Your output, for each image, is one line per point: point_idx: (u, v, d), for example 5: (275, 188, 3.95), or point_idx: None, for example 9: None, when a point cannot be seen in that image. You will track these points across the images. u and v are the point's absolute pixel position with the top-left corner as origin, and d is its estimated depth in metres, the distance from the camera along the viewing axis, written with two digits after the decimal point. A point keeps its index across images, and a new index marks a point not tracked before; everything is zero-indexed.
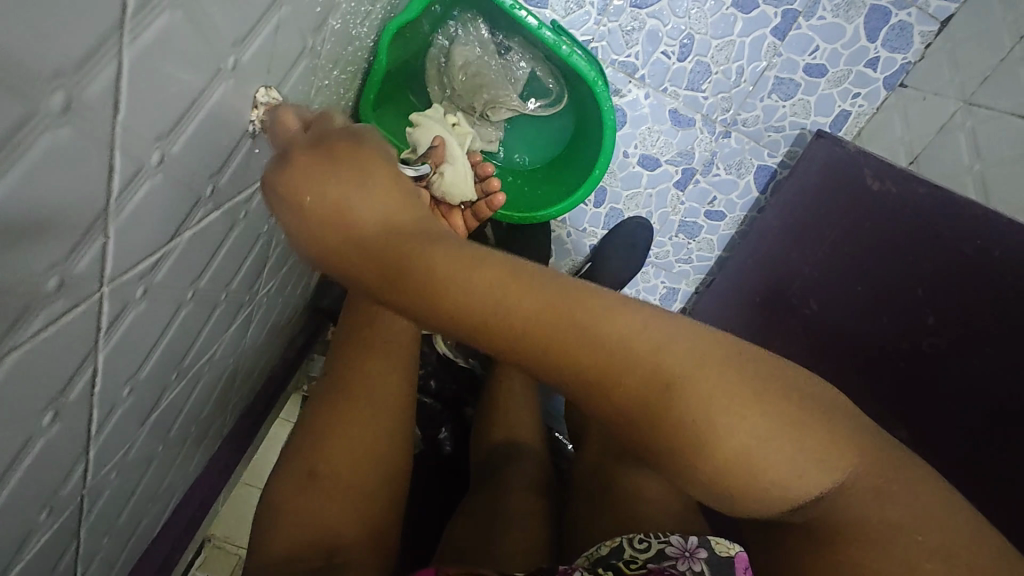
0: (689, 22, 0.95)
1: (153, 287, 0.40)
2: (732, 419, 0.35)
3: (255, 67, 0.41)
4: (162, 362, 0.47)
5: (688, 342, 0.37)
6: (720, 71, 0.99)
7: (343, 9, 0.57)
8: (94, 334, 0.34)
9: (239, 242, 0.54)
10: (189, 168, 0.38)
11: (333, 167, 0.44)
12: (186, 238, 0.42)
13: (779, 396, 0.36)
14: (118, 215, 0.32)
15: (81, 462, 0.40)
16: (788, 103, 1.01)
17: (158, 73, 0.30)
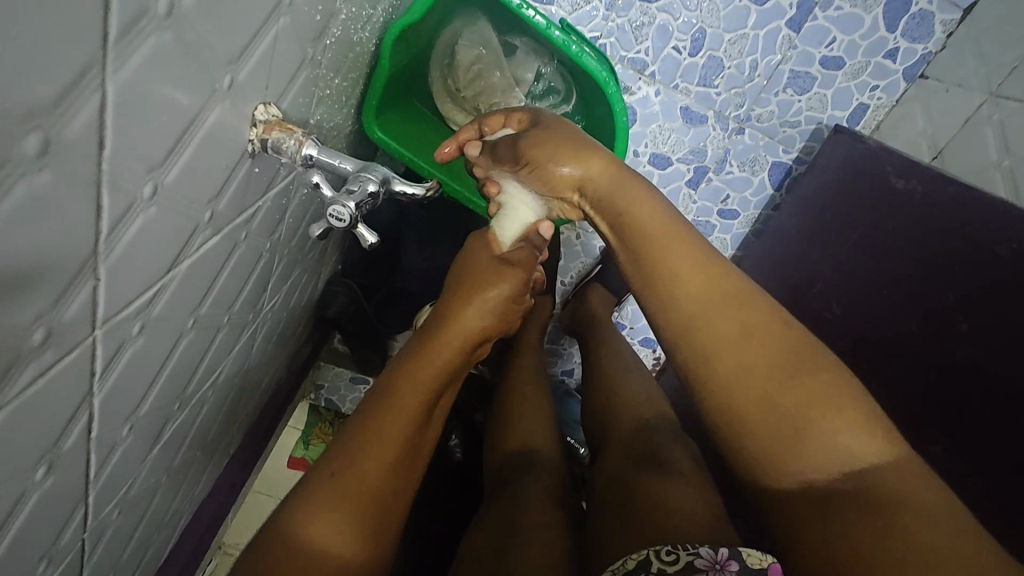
0: (701, 15, 0.91)
1: (151, 322, 0.37)
2: (750, 359, 0.48)
3: (253, 84, 0.39)
4: (164, 394, 0.45)
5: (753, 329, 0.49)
6: (733, 66, 0.96)
7: (344, 14, 0.54)
8: (89, 379, 0.32)
9: (242, 262, 0.52)
10: (186, 196, 0.36)
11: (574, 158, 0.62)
12: (185, 267, 0.39)
13: (799, 371, 0.46)
14: (108, 255, 0.29)
15: (81, 507, 0.38)
16: (804, 97, 0.98)
17: (150, 98, 0.28)
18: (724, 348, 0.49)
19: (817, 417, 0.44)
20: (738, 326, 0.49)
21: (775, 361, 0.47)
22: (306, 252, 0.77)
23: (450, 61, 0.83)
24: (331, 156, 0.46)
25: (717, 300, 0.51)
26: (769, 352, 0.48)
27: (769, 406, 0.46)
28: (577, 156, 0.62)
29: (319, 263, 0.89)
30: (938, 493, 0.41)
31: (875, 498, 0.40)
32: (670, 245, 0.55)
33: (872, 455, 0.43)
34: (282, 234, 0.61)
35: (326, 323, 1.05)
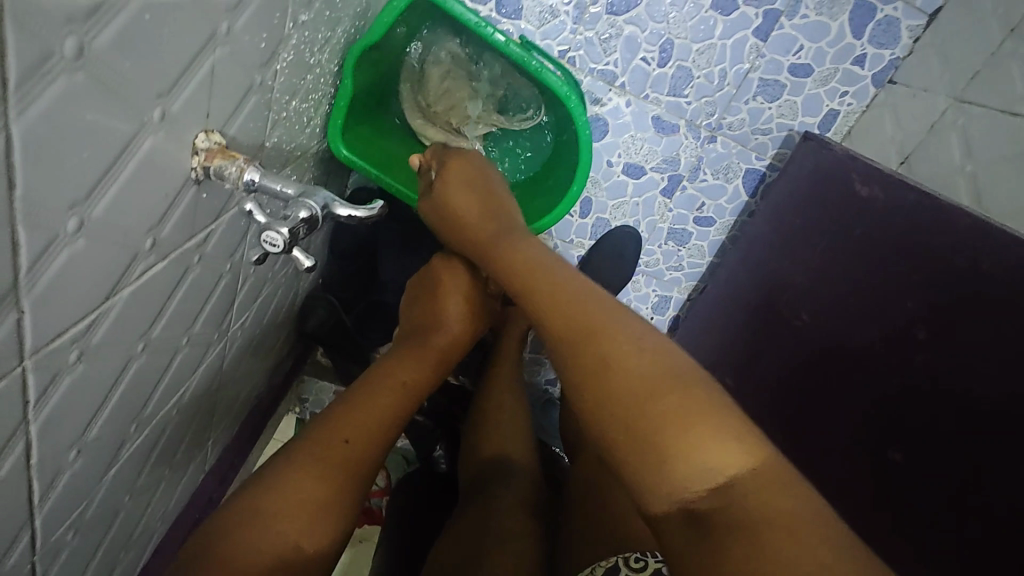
0: (668, 26, 0.92)
1: (91, 348, 0.38)
2: (609, 378, 0.47)
3: (190, 114, 0.40)
4: (116, 417, 0.46)
5: (614, 348, 0.49)
6: (702, 75, 0.96)
7: (296, 38, 0.55)
8: (22, 409, 0.33)
9: (198, 284, 0.53)
10: (121, 226, 0.37)
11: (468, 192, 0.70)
12: (127, 293, 0.40)
13: (661, 387, 0.45)
14: (31, 287, 0.30)
15: (26, 531, 0.39)
16: (774, 104, 0.98)
17: (66, 137, 0.29)
18: (593, 372, 0.48)
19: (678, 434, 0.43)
20: (604, 343, 0.49)
21: (629, 380, 0.46)
22: (276, 270, 0.78)
23: (418, 79, 0.84)
24: (277, 181, 0.46)
25: (584, 322, 0.52)
26: (623, 369, 0.47)
27: (630, 427, 0.45)
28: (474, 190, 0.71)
29: (294, 279, 0.90)
30: (804, 507, 0.39)
31: (735, 517, 0.39)
32: (541, 274, 0.59)
33: (734, 466, 0.41)
34: (244, 254, 0.62)
35: (306, 338, 1.05)
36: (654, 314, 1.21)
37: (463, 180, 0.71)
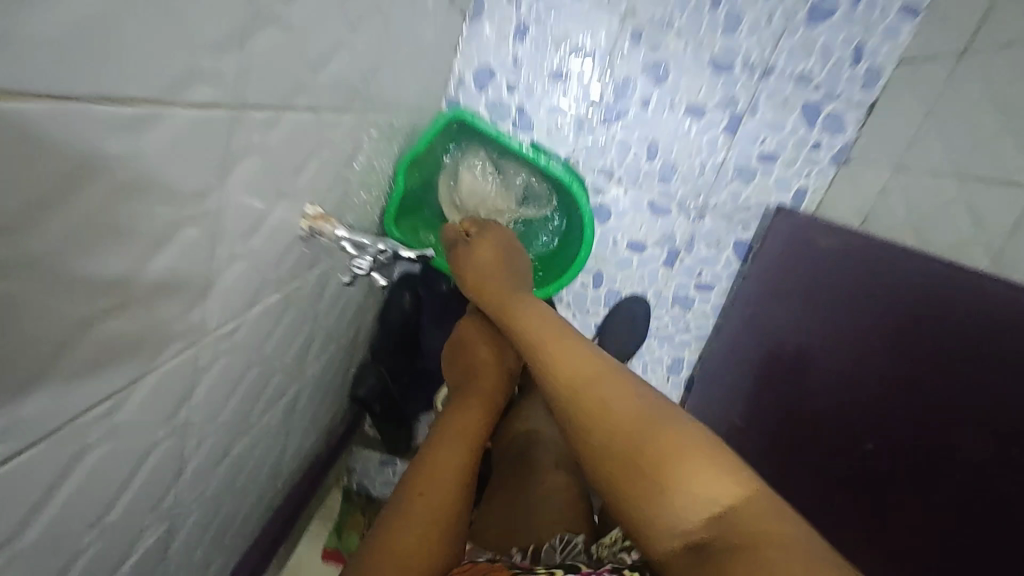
0: (651, 131, 1.15)
1: (232, 345, 0.55)
2: (610, 409, 0.52)
3: (305, 191, 0.60)
4: (232, 412, 0.61)
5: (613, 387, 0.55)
6: (685, 166, 1.17)
7: (368, 147, 0.77)
8: (193, 374, 0.49)
9: (291, 322, 0.70)
10: (260, 259, 0.55)
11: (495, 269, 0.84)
12: (255, 309, 0.58)
13: (652, 421, 0.50)
14: (216, 285, 0.48)
15: (173, 483, 0.54)
16: (750, 186, 1.17)
17: (248, 193, 0.49)
18: (590, 410, 0.53)
19: (671, 457, 0.47)
20: (595, 387, 0.55)
21: (615, 416, 0.51)
22: (340, 331, 0.95)
23: (451, 182, 1.06)
24: (357, 235, 0.65)
25: (584, 373, 0.57)
26: (618, 405, 0.52)
27: (624, 458, 0.49)
28: (498, 266, 0.84)
29: (352, 345, 1.07)
30: (786, 523, 0.42)
31: (737, 541, 0.41)
32: (549, 327, 0.67)
33: (723, 491, 0.44)
34: (321, 307, 0.79)
35: (357, 404, 1.19)
36: (670, 375, 1.32)
37: (491, 252, 0.85)
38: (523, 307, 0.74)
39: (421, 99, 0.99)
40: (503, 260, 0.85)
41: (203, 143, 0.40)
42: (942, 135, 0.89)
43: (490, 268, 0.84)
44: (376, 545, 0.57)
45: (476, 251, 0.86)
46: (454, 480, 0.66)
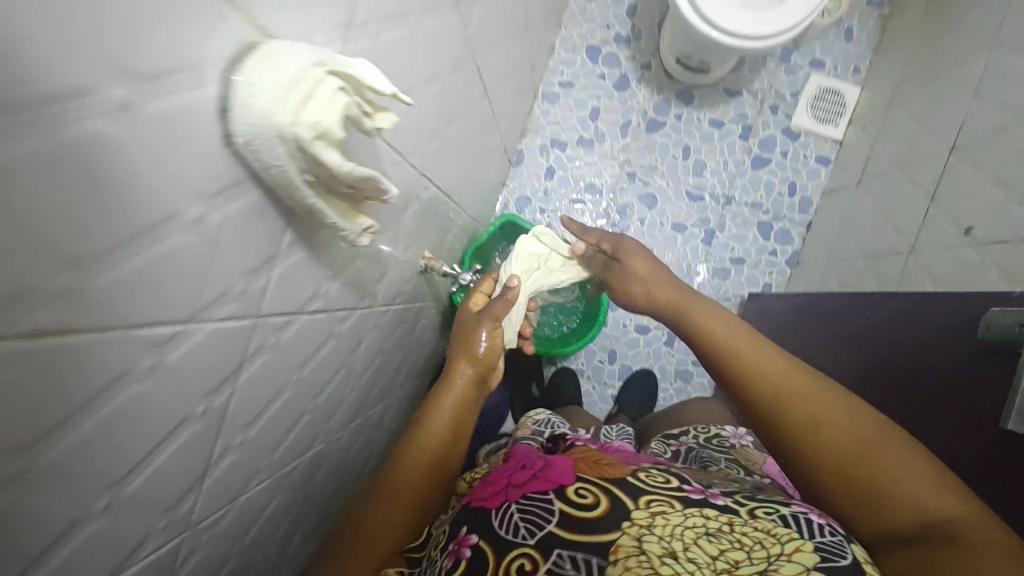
0: (647, 239, 1.53)
1: (377, 325, 0.85)
2: (830, 418, 0.57)
3: (424, 239, 0.95)
4: (363, 384, 0.88)
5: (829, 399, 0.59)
6: (675, 266, 1.52)
7: (451, 229, 1.14)
8: (363, 329, 0.79)
9: (398, 336, 0.99)
10: (399, 272, 0.88)
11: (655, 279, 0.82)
12: (390, 308, 0.88)
13: (874, 434, 0.55)
14: (384, 274, 0.80)
15: (333, 414, 0.79)
16: (728, 281, 1.51)
17: (405, 224, 0.83)
18: (804, 419, 0.58)
19: (869, 452, 0.54)
20: (794, 385, 0.61)
21: (838, 429, 0.56)
22: (412, 373, 1.22)
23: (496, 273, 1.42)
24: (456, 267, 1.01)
25: (790, 383, 0.61)
26: (840, 418, 0.57)
27: (845, 462, 0.55)
28: (657, 278, 0.82)
29: (413, 396, 1.31)
30: (1006, 536, 0.47)
31: (946, 536, 0.48)
32: (735, 335, 0.69)
33: (942, 505, 0.49)
34: (411, 338, 1.08)
35: None
36: None
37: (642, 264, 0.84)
38: (688, 307, 0.76)
39: (479, 211, 1.39)
40: (662, 275, 0.83)
41: (405, 185, 0.76)
42: (853, 232, 1.26)
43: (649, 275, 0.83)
44: (382, 504, 0.67)
45: (633, 270, 0.86)
46: (427, 457, 0.71)
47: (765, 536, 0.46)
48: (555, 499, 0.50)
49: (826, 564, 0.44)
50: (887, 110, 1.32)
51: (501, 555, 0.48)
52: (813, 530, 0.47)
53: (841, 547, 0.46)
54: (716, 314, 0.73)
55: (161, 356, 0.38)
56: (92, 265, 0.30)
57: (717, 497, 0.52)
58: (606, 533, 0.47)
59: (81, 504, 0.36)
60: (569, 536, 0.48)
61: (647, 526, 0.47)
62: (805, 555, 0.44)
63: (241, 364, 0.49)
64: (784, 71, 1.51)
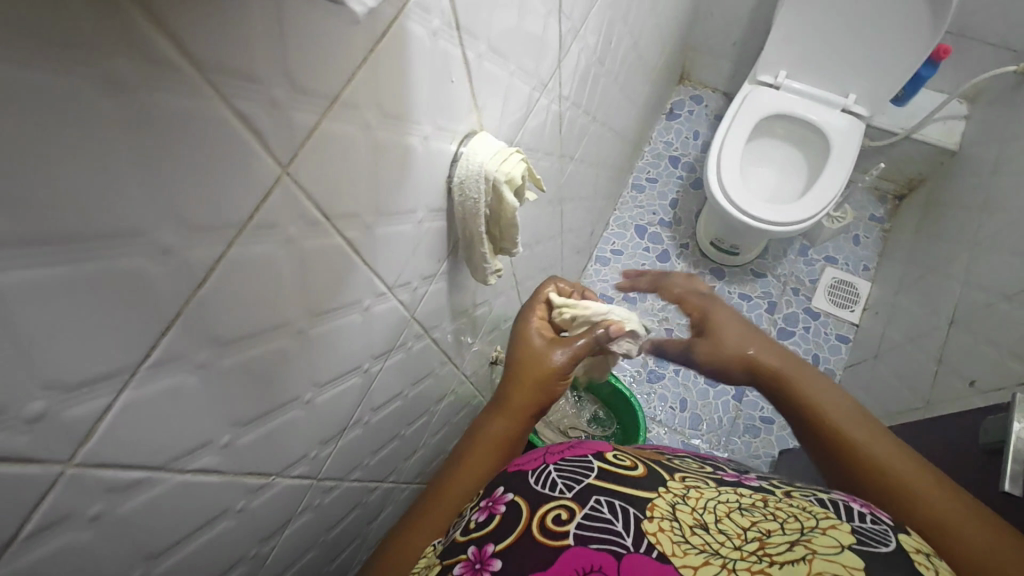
0: (682, 390, 1.68)
1: (455, 393, 0.99)
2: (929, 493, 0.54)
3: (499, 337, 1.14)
4: (430, 448, 0.99)
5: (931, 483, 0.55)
6: (708, 417, 1.63)
7: None
8: (447, 387, 0.94)
9: (462, 419, 1.11)
10: (478, 355, 1.05)
11: (763, 341, 0.77)
12: (465, 384, 1.03)
13: (984, 521, 0.50)
14: (470, 347, 0.98)
15: (409, 459, 0.89)
16: (758, 438, 1.60)
17: (492, 313, 1.03)
18: (904, 490, 0.55)
19: (971, 535, 0.49)
20: (895, 464, 0.58)
21: (940, 509, 0.52)
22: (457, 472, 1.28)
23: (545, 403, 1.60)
24: None
25: (895, 462, 0.58)
26: (944, 499, 0.53)
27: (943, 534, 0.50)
28: (764, 339, 0.77)
29: None
30: None
31: None
32: (840, 410, 0.66)
33: None
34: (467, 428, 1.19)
35: None
36: None
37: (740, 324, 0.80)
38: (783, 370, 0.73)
39: None
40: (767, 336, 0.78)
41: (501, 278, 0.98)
42: (875, 397, 1.38)
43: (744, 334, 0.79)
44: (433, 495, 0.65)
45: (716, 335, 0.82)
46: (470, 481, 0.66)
47: (802, 512, 0.46)
48: (594, 459, 0.57)
49: (863, 544, 0.41)
50: (895, 297, 1.54)
51: (538, 507, 0.51)
52: (854, 517, 0.46)
53: (887, 536, 0.43)
54: (817, 390, 0.70)
55: (372, 304, 0.56)
56: (379, 217, 0.50)
57: (754, 481, 0.55)
58: (644, 491, 0.51)
59: (301, 387, 0.50)
60: (607, 487, 0.52)
61: (681, 499, 0.50)
62: (840, 533, 0.42)
63: (393, 348, 0.65)
64: (803, 262, 1.79)
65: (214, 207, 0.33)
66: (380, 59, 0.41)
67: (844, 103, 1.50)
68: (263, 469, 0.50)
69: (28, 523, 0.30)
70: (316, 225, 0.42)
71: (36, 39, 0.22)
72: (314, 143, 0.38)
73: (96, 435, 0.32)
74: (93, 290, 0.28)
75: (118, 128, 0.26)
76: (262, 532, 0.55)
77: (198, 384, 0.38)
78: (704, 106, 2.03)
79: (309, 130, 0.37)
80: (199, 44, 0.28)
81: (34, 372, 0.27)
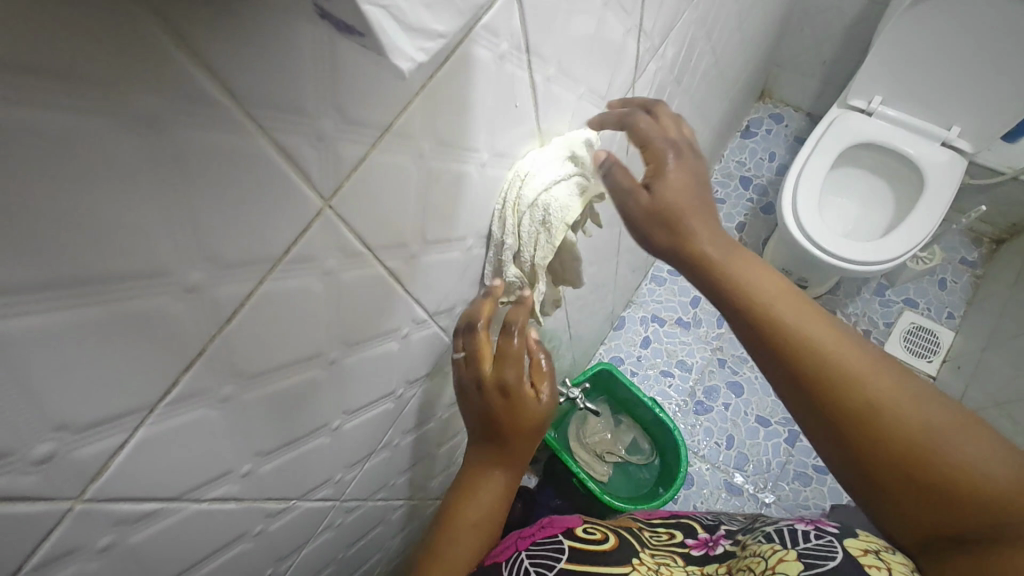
0: (729, 426, 1.59)
1: None
2: (903, 397, 0.46)
3: None
4: None
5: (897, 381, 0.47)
6: (755, 460, 1.54)
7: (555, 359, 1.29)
8: None
9: None
10: None
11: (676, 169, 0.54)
12: None
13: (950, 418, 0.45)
14: None
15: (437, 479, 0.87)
16: (808, 488, 1.49)
17: None
18: (883, 403, 0.46)
19: (943, 441, 0.44)
20: (858, 365, 0.48)
21: (914, 424, 0.45)
22: None
23: (582, 421, 1.54)
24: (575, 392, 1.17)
25: (863, 365, 0.48)
26: (907, 398, 0.46)
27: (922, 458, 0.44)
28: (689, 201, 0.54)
29: None
30: None
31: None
32: (784, 297, 0.51)
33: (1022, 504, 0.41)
34: None
35: None
36: None
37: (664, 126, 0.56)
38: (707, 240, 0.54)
39: (578, 357, 1.53)
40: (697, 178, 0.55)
41: None
42: None
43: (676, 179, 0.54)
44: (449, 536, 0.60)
45: (662, 200, 0.53)
46: (494, 506, 0.62)
47: (753, 556, 0.48)
48: (564, 539, 0.55)
49: (810, 569, 0.44)
50: (983, 353, 1.40)
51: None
52: (801, 539, 0.48)
53: (834, 547, 0.45)
54: (755, 274, 0.53)
55: (410, 332, 0.53)
56: (424, 246, 0.47)
57: (720, 545, 0.55)
58: (617, 567, 0.50)
59: (328, 415, 0.48)
60: (580, 571, 0.51)
61: (656, 571, 0.51)
62: (787, 564, 0.45)
63: (428, 373, 0.62)
64: (878, 303, 1.66)
65: (246, 246, 0.31)
66: (441, 86, 0.38)
67: (945, 136, 1.37)
68: (283, 495, 0.48)
69: (33, 556, 0.29)
70: (357, 257, 0.40)
71: (59, 81, 0.20)
72: (360, 175, 0.36)
73: (108, 472, 0.30)
74: (111, 331, 0.27)
75: (143, 170, 0.24)
76: (279, 552, 0.54)
77: (220, 419, 0.36)
78: (785, 126, 1.91)
79: (355, 164, 0.35)
80: (237, 74, 0.25)
81: (47, 414, 0.26)
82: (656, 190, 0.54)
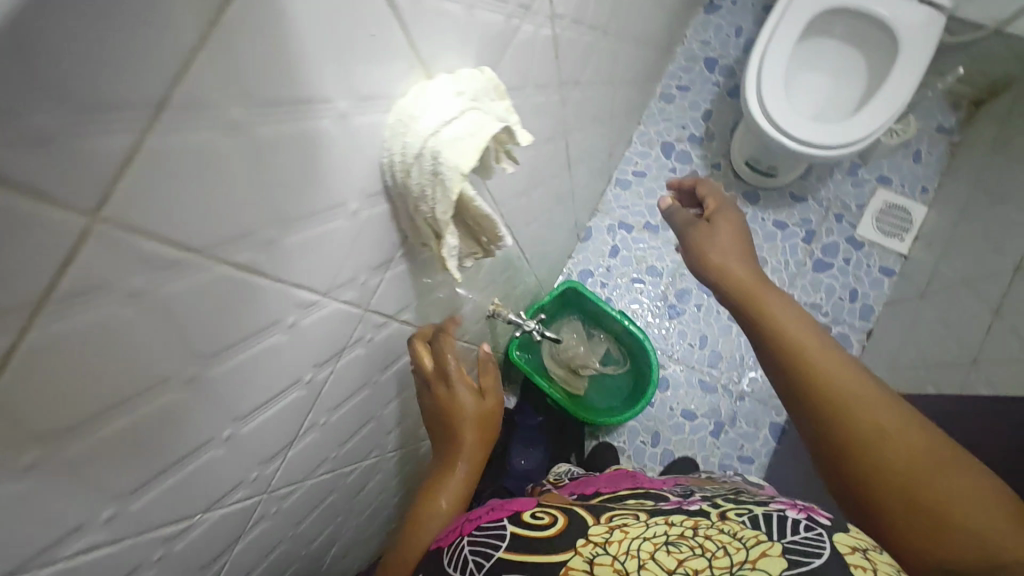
0: (702, 326, 1.58)
1: None
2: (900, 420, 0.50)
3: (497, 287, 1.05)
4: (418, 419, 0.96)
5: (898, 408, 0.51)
6: (728, 357, 1.56)
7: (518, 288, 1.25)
8: None
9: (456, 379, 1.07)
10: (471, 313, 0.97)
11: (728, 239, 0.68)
12: None
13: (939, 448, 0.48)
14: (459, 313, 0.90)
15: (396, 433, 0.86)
16: None
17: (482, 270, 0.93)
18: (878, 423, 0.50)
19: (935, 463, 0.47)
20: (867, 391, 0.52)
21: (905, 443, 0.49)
22: None
23: (555, 337, 1.52)
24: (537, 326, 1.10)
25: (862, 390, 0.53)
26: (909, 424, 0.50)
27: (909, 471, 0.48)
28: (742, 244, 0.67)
29: None
30: None
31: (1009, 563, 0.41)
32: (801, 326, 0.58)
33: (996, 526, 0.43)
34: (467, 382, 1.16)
35: None
36: None
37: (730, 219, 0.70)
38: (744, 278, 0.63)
39: (544, 277, 1.48)
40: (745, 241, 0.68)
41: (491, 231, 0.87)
42: (915, 340, 1.28)
43: (734, 235, 0.68)
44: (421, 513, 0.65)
45: (706, 258, 0.67)
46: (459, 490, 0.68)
47: (730, 539, 0.41)
48: (509, 523, 0.52)
49: (795, 570, 0.38)
50: (954, 228, 1.37)
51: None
52: (784, 532, 0.41)
53: (821, 540, 0.40)
54: (780, 303, 0.60)
55: (299, 317, 0.47)
56: (286, 226, 0.40)
57: (694, 503, 0.50)
58: (560, 553, 0.45)
59: (214, 428, 0.43)
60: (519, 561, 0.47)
61: (603, 546, 0.44)
62: (771, 560, 0.38)
63: (342, 348, 0.56)
64: (850, 184, 1.59)
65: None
66: (237, 34, 0.29)
67: None
68: (180, 515, 0.44)
69: None
70: (178, 264, 0.32)
71: None
72: (139, 168, 0.27)
73: None
74: None
75: None
76: (204, 557, 0.51)
77: (39, 483, 0.31)
78: None
79: (127, 154, 0.26)
80: None
81: None
82: (702, 242, 0.69)
